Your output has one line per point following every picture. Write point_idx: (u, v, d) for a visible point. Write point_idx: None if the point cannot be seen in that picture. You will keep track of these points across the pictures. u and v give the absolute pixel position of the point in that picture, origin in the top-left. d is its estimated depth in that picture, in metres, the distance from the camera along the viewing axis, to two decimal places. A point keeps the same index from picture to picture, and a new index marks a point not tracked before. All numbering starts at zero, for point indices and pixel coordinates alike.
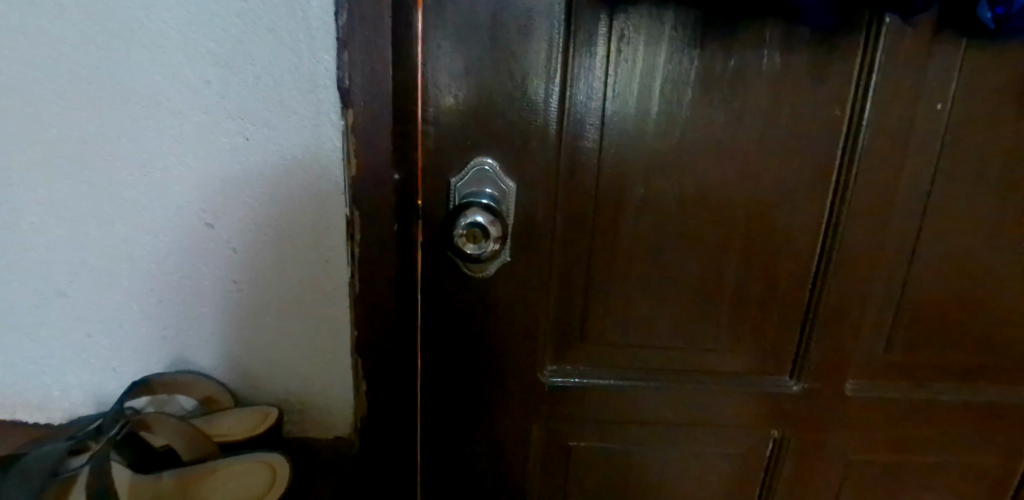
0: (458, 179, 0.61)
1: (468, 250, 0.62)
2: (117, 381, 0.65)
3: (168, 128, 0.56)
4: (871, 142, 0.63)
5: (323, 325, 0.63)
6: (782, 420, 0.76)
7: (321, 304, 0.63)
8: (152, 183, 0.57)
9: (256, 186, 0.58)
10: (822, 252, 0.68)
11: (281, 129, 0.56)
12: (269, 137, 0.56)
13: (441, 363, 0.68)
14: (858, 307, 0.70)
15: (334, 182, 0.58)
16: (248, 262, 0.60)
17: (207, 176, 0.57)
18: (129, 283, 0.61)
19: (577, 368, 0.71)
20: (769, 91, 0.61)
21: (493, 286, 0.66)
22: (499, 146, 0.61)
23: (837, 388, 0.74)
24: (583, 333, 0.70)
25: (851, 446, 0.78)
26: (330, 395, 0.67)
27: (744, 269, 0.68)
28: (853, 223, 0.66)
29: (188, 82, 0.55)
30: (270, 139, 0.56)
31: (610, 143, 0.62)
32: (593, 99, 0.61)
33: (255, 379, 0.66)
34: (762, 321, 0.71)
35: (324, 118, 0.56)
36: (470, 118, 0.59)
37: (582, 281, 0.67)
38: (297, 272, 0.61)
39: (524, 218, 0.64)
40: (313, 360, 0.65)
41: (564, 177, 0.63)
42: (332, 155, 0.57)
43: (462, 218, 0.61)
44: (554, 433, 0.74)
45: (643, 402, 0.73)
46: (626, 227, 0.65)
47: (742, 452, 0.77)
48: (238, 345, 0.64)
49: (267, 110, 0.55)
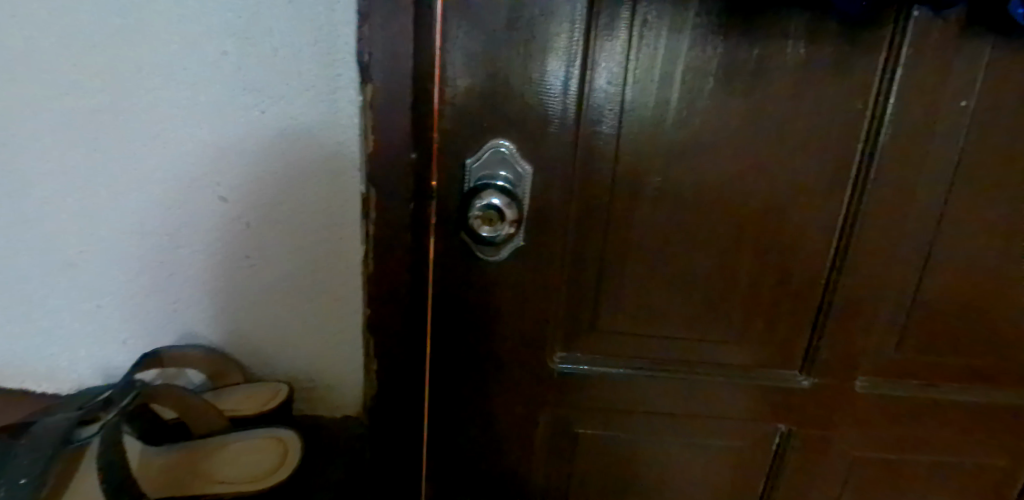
0: (474, 160, 0.60)
1: (482, 233, 0.62)
2: (126, 354, 0.65)
3: (184, 100, 0.55)
4: (893, 138, 0.62)
5: (335, 303, 0.63)
6: (789, 415, 0.75)
7: (334, 283, 0.62)
8: (166, 155, 0.57)
9: (272, 161, 0.57)
10: (837, 247, 0.67)
11: (298, 104, 0.55)
12: (285, 111, 0.56)
13: (449, 346, 0.68)
14: (871, 305, 0.69)
15: (350, 159, 0.57)
16: (261, 238, 0.60)
17: (222, 150, 0.57)
18: (141, 256, 0.60)
19: (586, 356, 0.71)
20: (791, 83, 0.60)
21: (505, 270, 0.66)
22: (516, 129, 0.60)
23: (846, 384, 0.74)
24: (594, 321, 0.69)
25: (857, 443, 0.77)
26: (341, 374, 0.67)
27: (758, 263, 0.67)
28: (871, 218, 0.65)
29: (205, 54, 0.54)
30: (287, 113, 0.56)
31: (628, 131, 0.61)
32: (613, 84, 0.60)
33: (264, 356, 0.66)
34: (773, 315, 0.70)
35: (342, 93, 0.55)
36: (488, 100, 0.59)
37: (594, 270, 0.67)
38: (310, 249, 0.61)
39: (539, 203, 0.63)
40: (323, 339, 0.65)
41: (581, 163, 0.62)
42: (349, 131, 0.57)
43: (477, 200, 0.61)
44: (560, 420, 0.74)
45: (651, 392, 0.73)
46: (641, 217, 0.65)
47: (747, 446, 0.77)
48: (248, 322, 0.63)
49: (285, 84, 0.55)
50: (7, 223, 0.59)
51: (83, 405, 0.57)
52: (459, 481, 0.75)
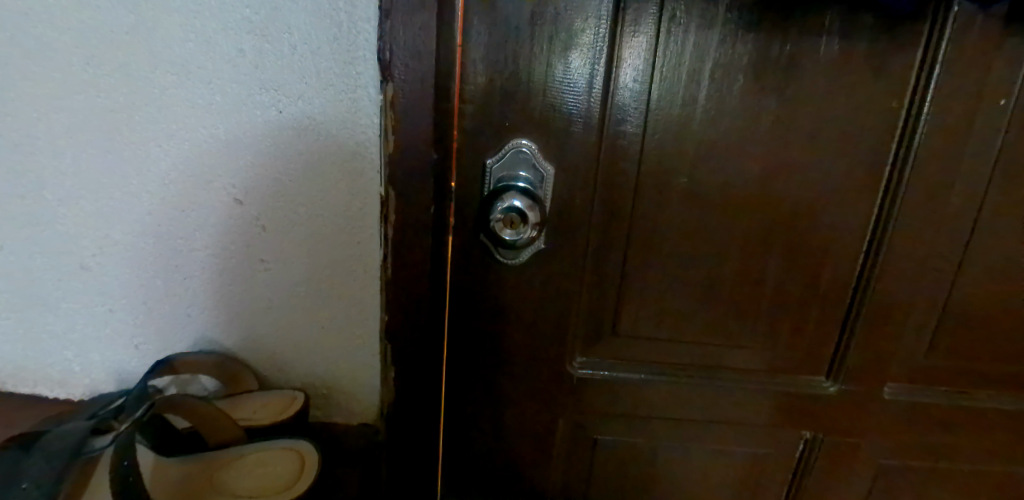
0: (494, 161, 0.59)
1: (504, 236, 0.60)
2: (139, 360, 0.62)
3: (199, 98, 0.52)
4: (930, 137, 0.60)
5: (353, 311, 0.58)
6: (815, 421, 0.73)
7: (353, 289, 0.58)
8: (181, 156, 0.54)
9: (288, 162, 0.53)
10: (869, 250, 0.65)
11: (316, 102, 0.51)
12: (303, 110, 0.52)
13: (467, 349, 0.66)
14: (902, 309, 0.67)
15: (371, 161, 0.53)
16: (277, 244, 0.56)
17: (238, 150, 0.53)
18: (153, 259, 0.57)
19: (607, 361, 0.69)
20: (825, 80, 0.58)
21: (526, 273, 0.64)
22: (538, 129, 0.58)
23: (875, 390, 0.71)
24: (616, 325, 0.67)
25: (886, 450, 0.75)
26: (361, 381, 0.62)
27: (785, 266, 0.65)
28: (905, 220, 0.63)
29: (221, 51, 0.51)
30: (304, 111, 0.52)
31: (654, 130, 0.59)
32: (638, 82, 0.58)
33: (281, 363, 0.61)
34: (800, 320, 0.68)
35: (361, 91, 0.51)
36: (511, 98, 0.57)
37: (618, 273, 0.65)
38: (327, 254, 0.56)
39: (561, 204, 0.61)
40: (339, 349, 0.60)
41: (605, 163, 0.60)
42: (369, 132, 0.52)
43: (498, 202, 0.59)
44: (580, 426, 0.72)
45: (673, 397, 0.71)
46: (666, 218, 0.63)
47: (770, 453, 0.75)
48: (262, 329, 0.59)
49: (303, 82, 0.51)
50: (18, 225, 0.57)
51: (95, 413, 0.56)
52: (477, 487, 0.74)
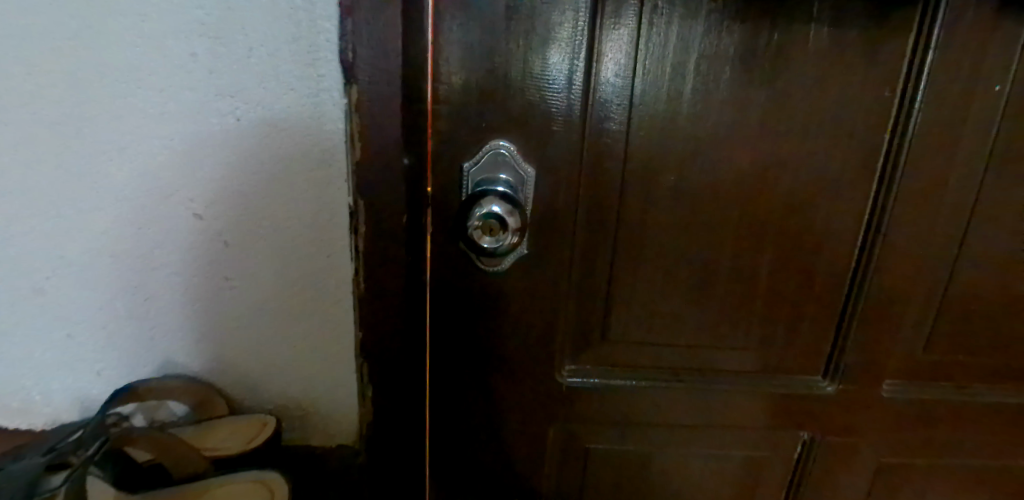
0: (472, 164, 0.56)
1: (483, 243, 0.57)
2: (102, 386, 0.58)
3: (151, 108, 0.47)
4: (925, 126, 0.58)
5: (326, 328, 0.55)
6: (813, 422, 0.71)
7: (324, 305, 0.54)
8: (135, 170, 0.49)
9: (251, 174, 0.49)
10: (864, 245, 0.62)
11: (277, 108, 0.47)
12: (264, 117, 0.48)
13: (451, 361, 0.64)
14: (899, 305, 0.65)
15: (338, 168, 0.49)
16: (243, 261, 0.52)
17: (196, 164, 0.49)
18: (112, 280, 0.53)
19: (597, 368, 0.67)
20: (815, 70, 0.56)
21: (509, 279, 0.61)
22: (517, 129, 0.55)
23: (873, 388, 0.69)
24: (605, 331, 0.65)
25: (885, 449, 0.73)
26: (337, 402, 0.58)
27: (778, 265, 0.63)
28: (900, 213, 0.61)
29: (172, 56, 0.46)
30: (265, 119, 0.48)
31: (638, 127, 0.57)
32: (621, 76, 0.55)
33: (252, 386, 0.57)
34: (796, 319, 0.66)
35: (325, 95, 0.47)
36: (487, 98, 0.54)
37: (605, 277, 0.62)
38: (297, 269, 0.52)
39: (543, 207, 0.59)
40: (315, 369, 0.56)
41: (588, 163, 0.58)
42: (335, 138, 0.48)
43: (477, 208, 0.56)
44: (571, 435, 0.70)
45: (667, 403, 0.69)
46: (653, 219, 0.60)
47: (767, 456, 0.73)
48: (231, 350, 0.55)
49: (262, 87, 0.47)
50: None
51: (53, 446, 0.52)
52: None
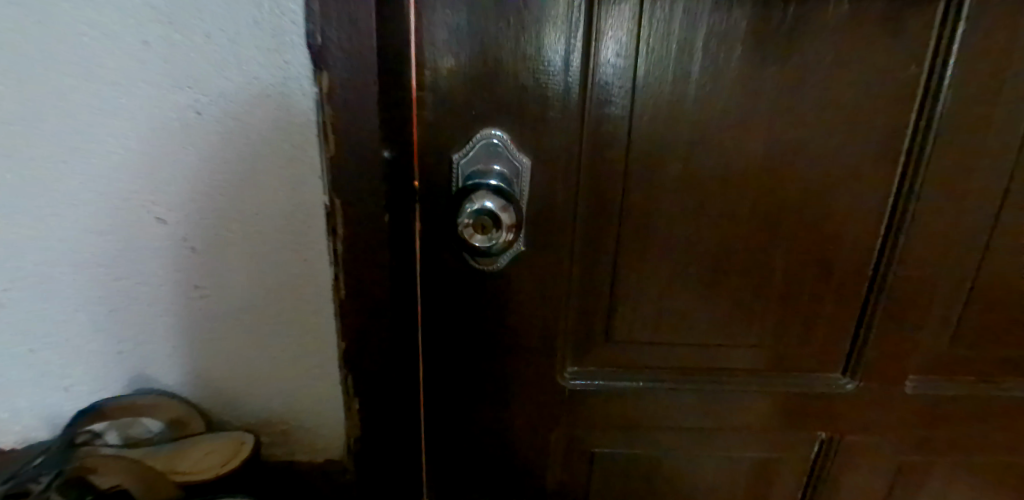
0: (462, 155, 0.51)
1: (475, 242, 0.53)
2: (72, 402, 0.54)
3: (103, 103, 0.43)
4: (955, 104, 0.53)
5: (305, 337, 0.51)
6: (831, 421, 0.67)
7: (303, 313, 0.50)
8: (89, 171, 0.44)
9: (215, 174, 0.45)
10: (887, 234, 0.58)
11: (241, 99, 0.43)
12: (227, 109, 0.43)
13: (445, 362, 0.60)
14: (923, 297, 0.61)
15: (310, 165, 0.45)
16: (213, 269, 0.48)
17: (155, 163, 0.44)
18: (74, 292, 0.49)
19: (601, 370, 0.62)
20: (834, 45, 0.51)
21: (506, 277, 0.57)
22: (510, 117, 0.51)
23: (895, 384, 0.65)
24: (609, 330, 0.60)
25: (907, 447, 0.69)
26: (321, 415, 0.54)
27: (795, 258, 0.59)
28: (926, 199, 0.56)
29: (122, 44, 0.41)
30: (228, 111, 0.43)
31: (642, 112, 0.52)
32: (622, 57, 0.50)
33: (230, 399, 0.53)
34: (813, 314, 0.61)
35: (293, 84, 0.42)
36: (477, 83, 0.49)
37: (608, 274, 0.58)
38: (271, 275, 0.48)
39: (540, 200, 0.54)
40: (296, 382, 0.53)
41: (588, 152, 0.53)
42: (306, 131, 0.44)
43: (467, 203, 0.51)
44: (575, 439, 0.66)
45: (676, 405, 0.65)
46: (660, 211, 0.56)
47: (783, 457, 0.69)
48: (206, 363, 0.51)
49: (223, 76, 0.42)
50: None
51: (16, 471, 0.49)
52: None
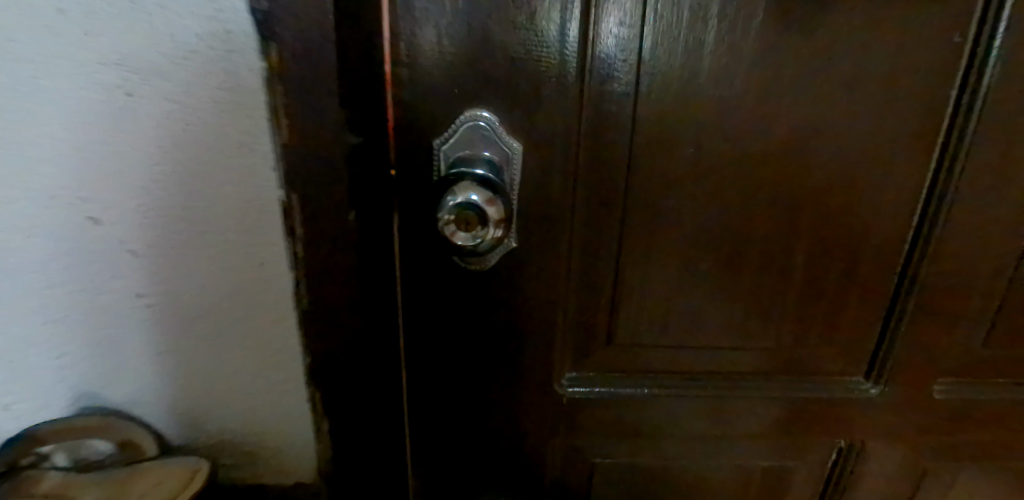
0: (443, 140, 0.45)
1: (457, 241, 0.44)
2: (20, 408, 0.49)
3: (28, 82, 0.39)
4: (1006, 78, 0.46)
5: (265, 327, 0.50)
6: (852, 428, 0.62)
7: (259, 303, 0.49)
8: (18, 155, 0.41)
9: (158, 162, 0.43)
10: (921, 225, 0.52)
11: (178, 75, 0.40)
12: (162, 87, 0.40)
13: (430, 370, 0.55)
14: (958, 295, 0.55)
15: (261, 151, 0.43)
16: (162, 260, 0.46)
17: (89, 149, 0.42)
18: (10, 288, 0.45)
19: (602, 377, 0.57)
20: (869, 10, 0.44)
21: (496, 276, 0.51)
22: (498, 97, 0.45)
23: (922, 389, 0.60)
24: (612, 334, 0.55)
25: (932, 454, 0.64)
26: (284, 407, 0.54)
27: (817, 252, 0.53)
28: (966, 187, 0.50)
29: (42, 16, 0.38)
30: (163, 90, 0.40)
31: (649, 90, 0.46)
32: (626, 25, 0.44)
33: (189, 395, 0.52)
34: (836, 313, 0.56)
35: (236, 56, 0.40)
36: (461, 56, 0.43)
37: (610, 272, 0.52)
38: (226, 267, 0.47)
39: (533, 190, 0.48)
40: (255, 373, 0.51)
41: (586, 136, 0.47)
42: (254, 113, 0.42)
43: (449, 196, 0.43)
44: (574, 450, 0.61)
45: (684, 413, 0.59)
46: (667, 202, 0.50)
47: (798, 465, 0.64)
48: (162, 360, 0.50)
49: (155, 50, 0.39)
50: None
51: None
52: None
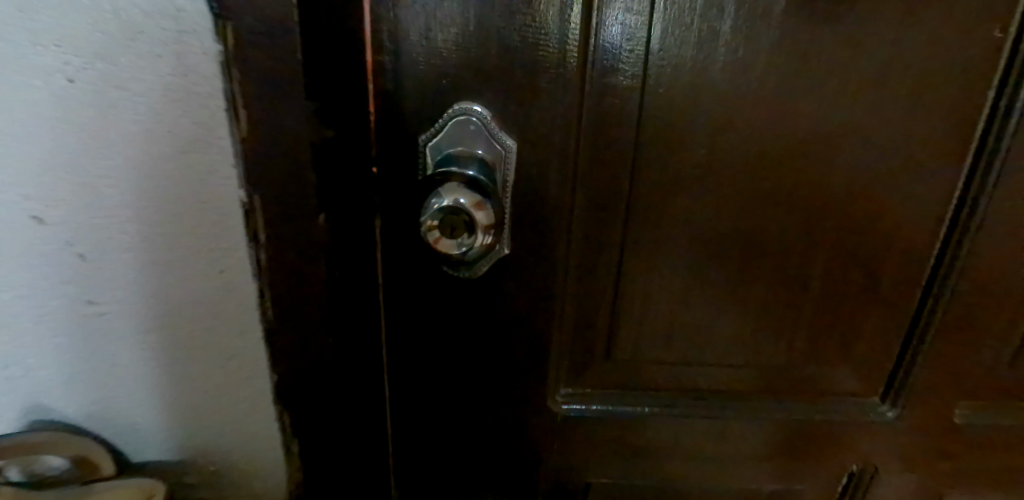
0: (431, 135, 0.41)
1: (442, 247, 0.40)
2: None
3: None
4: None
5: (229, 360, 0.41)
6: (866, 451, 0.58)
7: (222, 333, 0.40)
8: None
9: (95, 159, 0.33)
10: (950, 236, 0.48)
11: (123, 60, 0.31)
12: (105, 73, 0.31)
13: (414, 383, 0.51)
14: (985, 313, 0.51)
15: (220, 150, 0.34)
16: (106, 281, 0.37)
17: (20, 144, 0.32)
18: None
19: (600, 393, 0.53)
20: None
21: (487, 284, 0.47)
22: (491, 88, 0.41)
23: (942, 412, 0.56)
24: (611, 347, 0.51)
25: (949, 480, 0.60)
26: (251, 450, 0.45)
27: (835, 263, 0.49)
28: (1001, 197, 0.46)
29: None
30: (108, 76, 0.31)
31: (657, 84, 0.41)
32: (634, 11, 0.40)
33: (146, 433, 0.43)
34: (854, 330, 0.52)
35: (188, 38, 0.31)
36: (450, 43, 0.39)
37: (610, 282, 0.48)
38: (185, 290, 0.38)
39: (528, 192, 0.44)
40: (223, 410, 0.43)
41: (587, 134, 0.43)
42: (215, 105, 0.32)
43: (434, 198, 0.40)
44: (569, 470, 0.57)
45: (687, 432, 0.55)
46: (674, 207, 0.46)
47: (806, 488, 0.60)
48: (114, 392, 0.41)
49: (96, 27, 0.30)
50: None
51: None
52: None
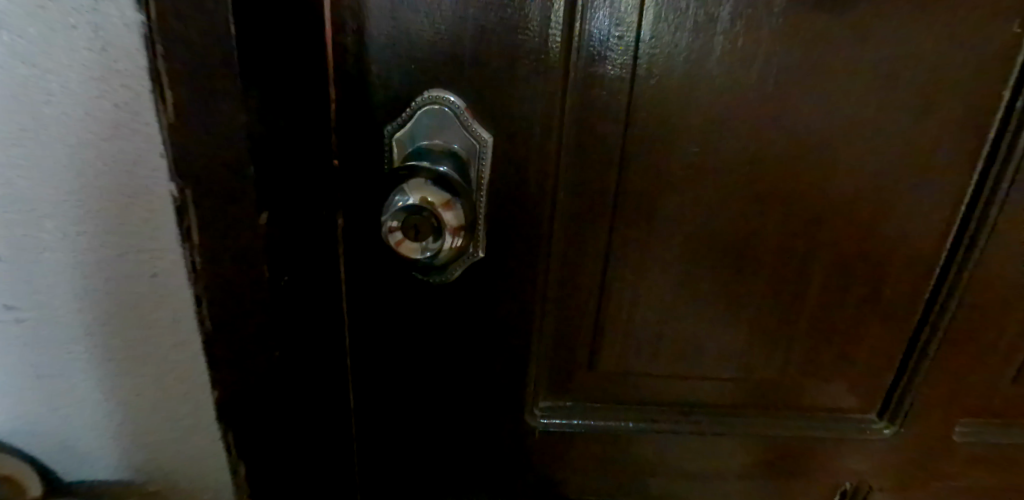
0: (398, 126, 0.38)
1: (404, 250, 0.36)
2: None
3: None
4: None
5: (165, 369, 0.37)
6: (860, 469, 0.55)
7: (157, 340, 0.36)
8: None
9: (6, 146, 0.30)
10: (958, 246, 0.44)
11: (32, 33, 0.28)
12: (12, 48, 0.28)
13: (380, 394, 0.47)
14: (991, 327, 0.48)
15: (146, 137, 0.30)
16: (26, 284, 0.33)
17: None
18: None
19: (581, 407, 0.49)
20: None
21: (460, 289, 0.44)
22: (465, 77, 0.37)
23: (942, 430, 0.53)
24: (594, 358, 0.47)
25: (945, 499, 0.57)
26: (194, 467, 0.41)
27: (834, 272, 0.45)
28: (1014, 204, 0.42)
29: None
30: (16, 52, 0.28)
31: (647, 75, 0.38)
32: None
33: (76, 450, 0.39)
34: (852, 343, 0.48)
35: (104, 6, 0.27)
36: (419, 24, 0.35)
37: (594, 288, 0.44)
38: (113, 293, 0.34)
39: (505, 191, 0.41)
40: (161, 425, 0.39)
41: (570, 128, 0.39)
42: (138, 87, 0.29)
43: (398, 195, 0.36)
44: (547, 487, 0.53)
45: (673, 448, 0.52)
46: (663, 208, 0.42)
47: None
48: (36, 406, 0.37)
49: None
50: None
51: None
52: None
